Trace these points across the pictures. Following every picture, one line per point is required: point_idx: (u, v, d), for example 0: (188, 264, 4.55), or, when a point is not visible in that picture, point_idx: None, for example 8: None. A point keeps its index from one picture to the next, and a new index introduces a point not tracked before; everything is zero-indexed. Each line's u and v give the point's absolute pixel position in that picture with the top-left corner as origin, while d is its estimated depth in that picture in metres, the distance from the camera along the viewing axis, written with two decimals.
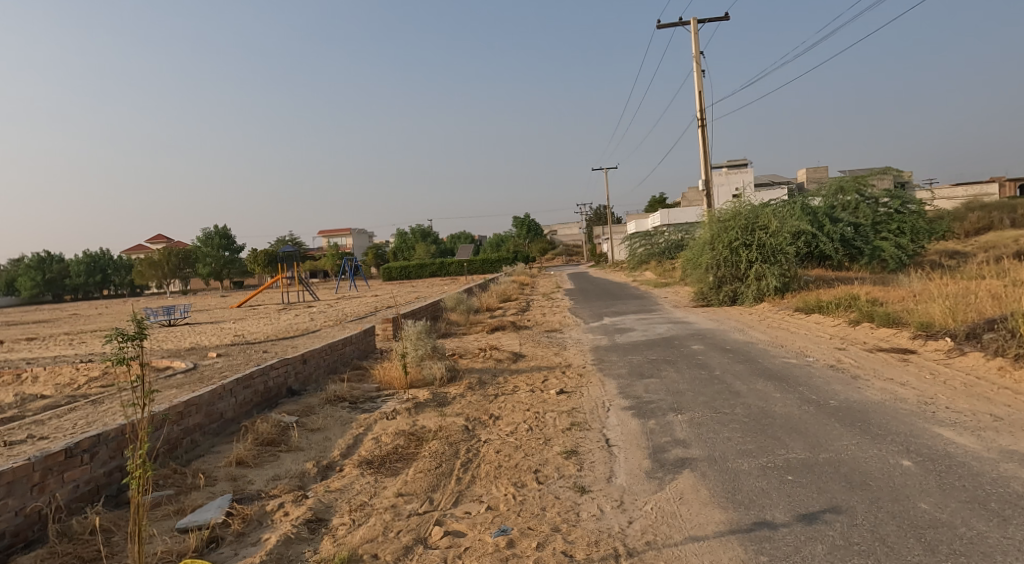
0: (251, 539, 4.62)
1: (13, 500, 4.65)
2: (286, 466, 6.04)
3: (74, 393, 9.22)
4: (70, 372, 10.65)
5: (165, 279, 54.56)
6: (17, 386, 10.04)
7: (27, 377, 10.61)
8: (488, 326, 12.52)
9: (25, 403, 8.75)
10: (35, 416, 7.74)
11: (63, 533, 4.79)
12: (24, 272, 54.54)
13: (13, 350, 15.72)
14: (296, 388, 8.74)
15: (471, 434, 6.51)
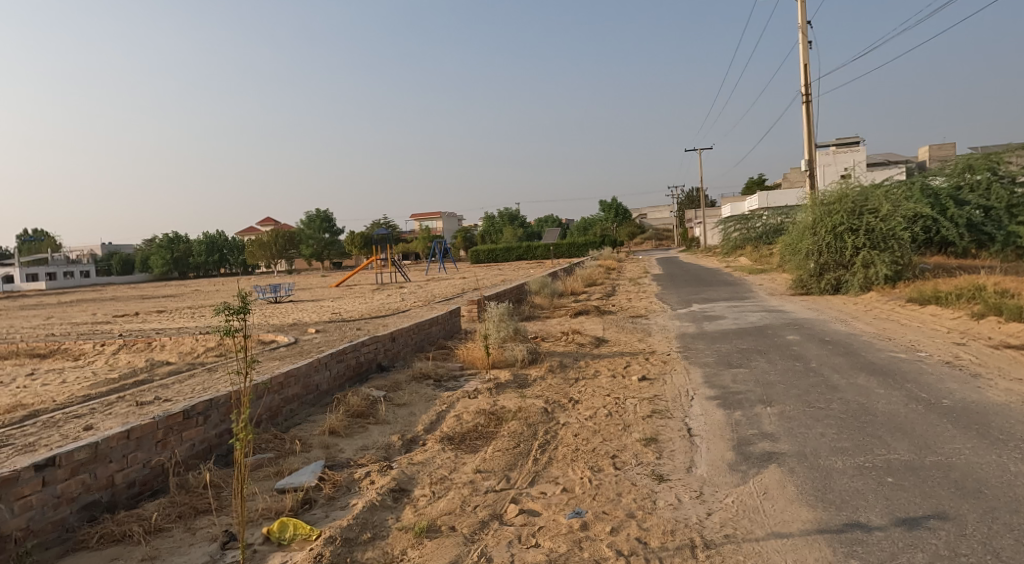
0: (340, 503, 4.80)
1: (142, 453, 5.05)
2: (374, 437, 6.24)
3: (194, 361, 9.98)
4: (192, 341, 11.46)
5: (274, 258, 58.01)
6: (147, 352, 10.99)
7: (156, 345, 11.38)
8: (571, 310, 12.39)
9: (153, 367, 9.57)
10: (161, 380, 8.43)
11: (181, 486, 5.17)
12: (156, 252, 59.64)
13: (145, 321, 17.23)
14: (385, 363, 9.01)
15: (550, 416, 6.46)
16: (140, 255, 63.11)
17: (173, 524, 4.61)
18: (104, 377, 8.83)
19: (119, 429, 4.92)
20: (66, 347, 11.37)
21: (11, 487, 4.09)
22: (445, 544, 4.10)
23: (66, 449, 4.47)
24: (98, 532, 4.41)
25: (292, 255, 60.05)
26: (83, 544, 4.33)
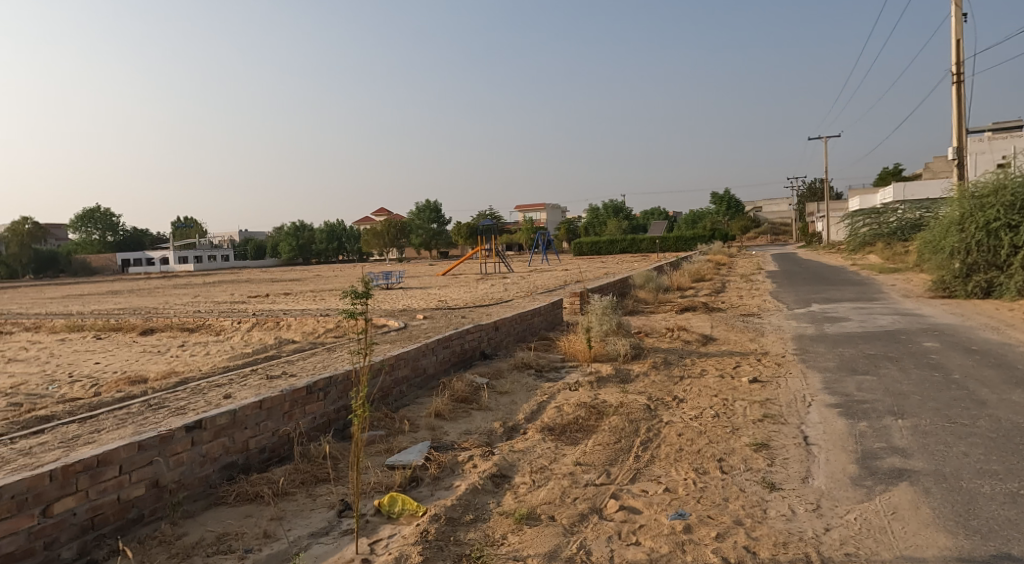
0: (445, 484, 4.91)
1: (272, 423, 5.43)
2: (477, 423, 6.33)
3: (314, 340, 10.58)
4: (314, 322, 12.10)
5: (387, 247, 60.51)
6: (274, 331, 11.77)
7: (283, 324, 12.07)
8: (678, 306, 11.99)
9: (279, 344, 10.24)
10: (285, 357, 9.01)
11: (304, 455, 5.48)
12: (284, 239, 63.92)
13: (273, 302, 18.50)
14: (487, 351, 9.13)
15: (652, 413, 6.27)
16: (270, 242, 67.86)
17: (296, 490, 4.90)
18: (238, 352, 9.57)
19: (253, 399, 5.30)
20: (209, 323, 12.32)
21: (167, 443, 4.44)
22: (544, 533, 4.07)
23: (210, 414, 4.85)
24: (236, 491, 4.77)
25: (403, 244, 62.42)
26: (223, 501, 4.68)
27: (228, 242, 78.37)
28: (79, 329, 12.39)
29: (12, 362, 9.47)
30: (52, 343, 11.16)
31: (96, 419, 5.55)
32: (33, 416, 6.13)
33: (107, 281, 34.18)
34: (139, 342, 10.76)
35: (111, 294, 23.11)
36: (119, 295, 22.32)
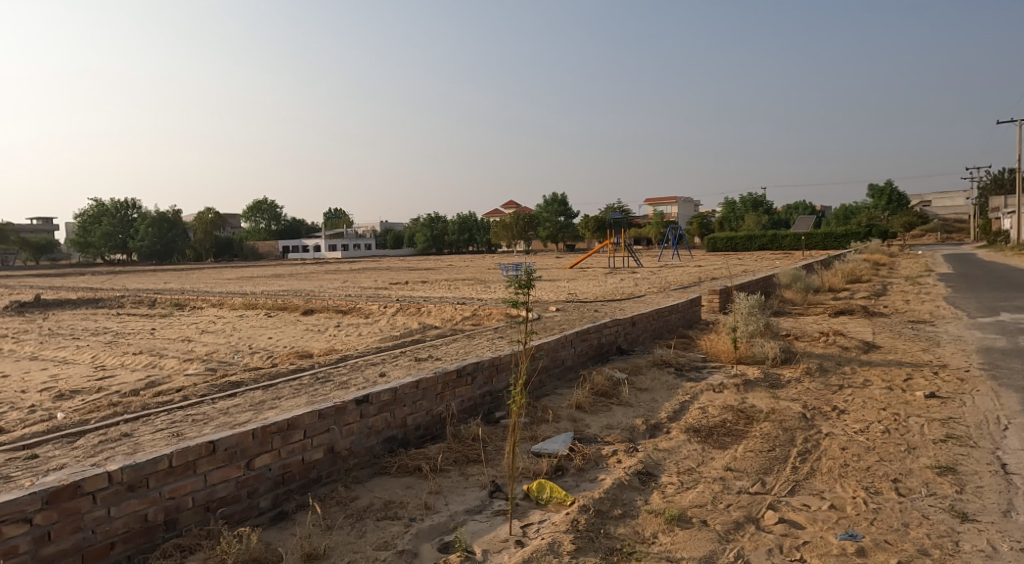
0: (589, 476, 4.90)
1: (425, 402, 5.71)
2: (618, 418, 6.27)
3: (454, 327, 10.98)
4: (452, 309, 12.54)
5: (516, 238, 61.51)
6: (416, 316, 12.35)
7: (424, 310, 12.63)
8: (832, 309, 11.18)
9: (423, 329, 10.73)
10: (429, 341, 9.42)
11: (455, 435, 5.72)
12: (419, 229, 66.91)
13: (412, 289, 19.44)
14: (624, 346, 9.02)
15: (809, 423, 5.89)
16: (407, 232, 71.29)
17: (450, 467, 5.13)
18: (386, 334, 10.13)
19: (410, 379, 5.63)
20: (358, 306, 13.16)
21: (342, 414, 4.84)
22: (698, 537, 3.95)
23: (375, 390, 5.22)
24: (398, 462, 5.09)
25: (530, 236, 63.21)
26: (386, 471, 5.01)
27: (370, 231, 83.28)
28: (253, 306, 13.75)
29: (201, 334, 10.69)
30: (231, 318, 12.47)
31: (275, 387, 6.16)
32: (224, 381, 6.88)
33: (273, 266, 37.60)
34: (301, 321, 11.72)
35: (277, 277, 25.43)
36: (282, 278, 24.51)
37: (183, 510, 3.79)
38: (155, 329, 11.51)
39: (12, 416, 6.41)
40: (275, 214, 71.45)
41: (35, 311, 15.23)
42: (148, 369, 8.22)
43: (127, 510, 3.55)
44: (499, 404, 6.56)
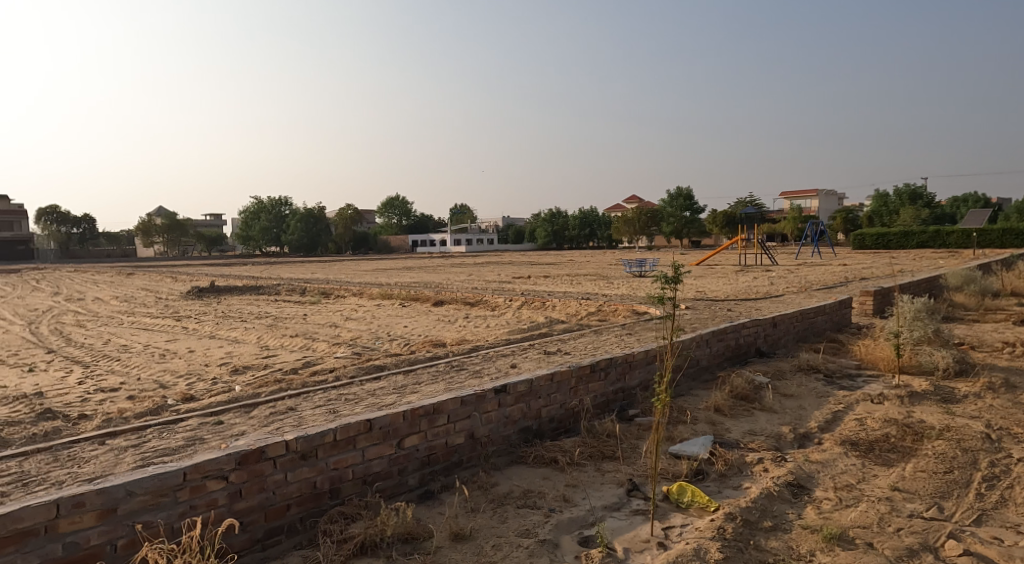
0: (734, 483, 4.67)
1: (560, 395, 5.72)
2: (762, 424, 5.94)
3: (582, 322, 10.93)
4: (577, 304, 12.44)
5: (638, 235, 60.34)
6: (543, 310, 12.42)
7: (550, 304, 12.66)
8: (1012, 317, 9.93)
9: (551, 323, 10.77)
10: (557, 335, 9.43)
11: (589, 430, 5.68)
12: (541, 225, 67.47)
13: (536, 283, 19.62)
14: (764, 349, 8.54)
15: (993, 445, 5.25)
16: (528, 227, 71.98)
17: (586, 461, 5.10)
18: (515, 327, 10.28)
19: (546, 371, 5.66)
20: (486, 298, 13.45)
21: (482, 402, 5.09)
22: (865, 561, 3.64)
23: (512, 380, 5.34)
24: (534, 453, 5.19)
25: (653, 231, 61.69)
26: (523, 461, 5.14)
27: (493, 226, 84.92)
28: (390, 296, 14.49)
29: (344, 320, 11.42)
30: (371, 307, 13.23)
31: (415, 373, 6.44)
32: (368, 366, 7.29)
33: (408, 259, 39.38)
34: (433, 312, 12.19)
35: (411, 269, 26.63)
36: (416, 270, 25.63)
37: (345, 481, 4.28)
38: (305, 315, 12.44)
39: (198, 387, 7.26)
40: (405, 210, 74.83)
41: (209, 296, 17.05)
42: (300, 351, 8.89)
43: (300, 476, 4.07)
44: (632, 402, 6.42)
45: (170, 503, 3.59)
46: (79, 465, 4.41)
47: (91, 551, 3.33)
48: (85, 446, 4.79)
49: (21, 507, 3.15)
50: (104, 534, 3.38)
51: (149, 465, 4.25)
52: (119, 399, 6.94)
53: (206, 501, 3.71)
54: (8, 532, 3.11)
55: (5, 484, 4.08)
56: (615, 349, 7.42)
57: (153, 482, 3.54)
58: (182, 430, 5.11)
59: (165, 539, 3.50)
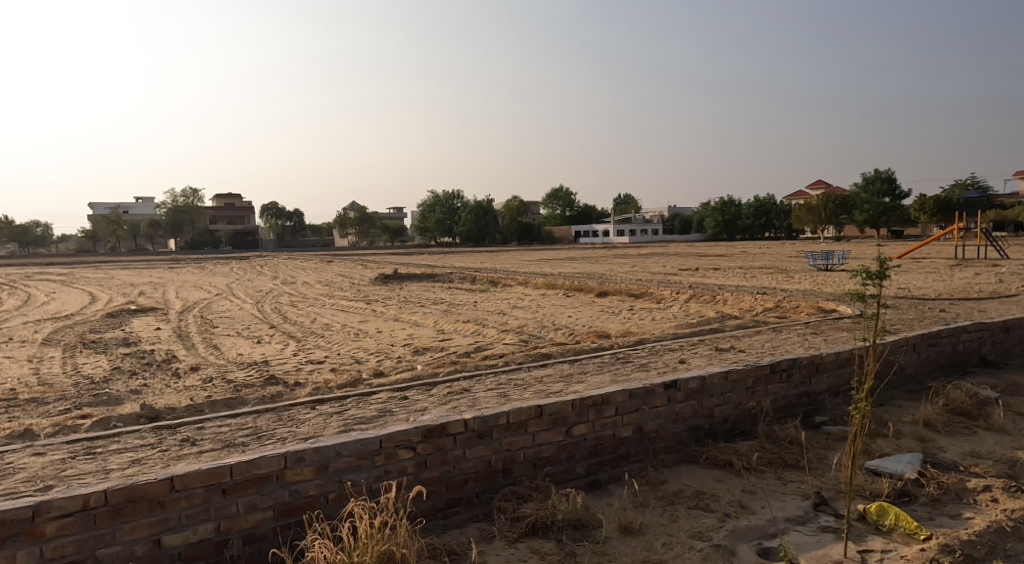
0: (951, 512, 4.07)
1: (734, 395, 5.43)
2: (988, 446, 5.12)
3: (759, 318, 10.23)
4: (751, 299, 11.57)
5: (823, 224, 54.96)
6: (714, 304, 11.81)
7: (720, 299, 11.95)
8: None
9: (724, 318, 10.21)
10: (732, 331, 8.89)
11: (769, 435, 5.27)
12: (711, 214, 64.39)
13: (707, 275, 18.71)
14: (990, 358, 7.37)
15: None
16: (697, 217, 68.70)
17: (766, 468, 4.74)
18: (685, 321, 9.88)
19: (719, 369, 5.41)
20: (652, 290, 13.05)
21: (650, 396, 5.06)
22: None
23: (683, 376, 5.21)
24: (706, 453, 4.99)
25: (843, 219, 56.00)
26: (695, 460, 4.97)
27: (660, 215, 82.53)
28: (555, 286, 14.64)
29: (513, 308, 11.75)
30: (538, 296, 13.46)
31: (580, 362, 6.45)
32: (536, 353, 7.43)
33: (575, 249, 39.49)
34: (598, 303, 12.12)
35: (577, 260, 26.75)
36: (581, 261, 25.66)
37: (517, 462, 4.61)
38: (476, 302, 13.00)
39: (387, 364, 7.90)
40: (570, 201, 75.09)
41: (393, 282, 18.44)
42: (473, 336, 9.30)
43: (476, 454, 4.48)
44: (819, 408, 5.87)
45: (369, 466, 4.18)
46: (296, 425, 4.99)
47: (310, 499, 4.01)
48: (301, 409, 5.45)
49: (261, 457, 3.88)
50: (319, 486, 4.03)
51: (350, 431, 4.68)
52: (323, 370, 7.79)
53: (398, 468, 4.26)
54: (253, 477, 3.86)
55: (245, 436, 4.77)
56: (798, 349, 6.79)
57: (356, 447, 4.14)
58: (374, 402, 5.58)
59: (366, 496, 4.08)
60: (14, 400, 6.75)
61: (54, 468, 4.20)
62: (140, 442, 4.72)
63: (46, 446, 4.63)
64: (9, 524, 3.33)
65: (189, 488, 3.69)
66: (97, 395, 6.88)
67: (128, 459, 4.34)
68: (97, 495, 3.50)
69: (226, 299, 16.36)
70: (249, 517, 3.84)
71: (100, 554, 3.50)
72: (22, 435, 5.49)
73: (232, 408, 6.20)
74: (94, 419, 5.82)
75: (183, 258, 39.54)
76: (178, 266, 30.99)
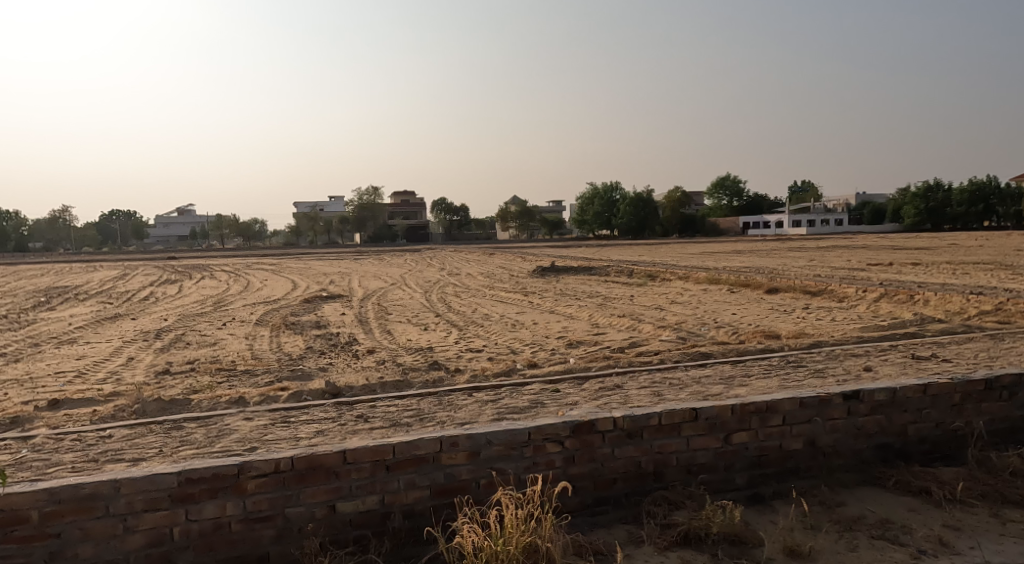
0: None
1: (936, 412, 4.63)
2: None
3: (971, 323, 8.71)
4: (961, 299, 9.93)
5: None
6: (912, 305, 10.31)
7: (919, 298, 10.39)
8: None
9: (925, 321, 8.84)
10: (934, 336, 7.66)
11: (981, 463, 4.41)
12: (912, 201, 56.95)
13: (904, 272, 16.46)
14: None
15: None
16: (894, 204, 61.07)
17: (976, 502, 3.96)
18: (875, 323, 8.70)
19: (916, 381, 4.64)
20: (833, 287, 11.73)
21: (827, 407, 4.46)
22: None
23: (869, 387, 4.53)
24: (895, 477, 4.29)
25: None
26: (881, 483, 4.29)
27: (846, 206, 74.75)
28: (718, 281, 13.75)
29: (673, 304, 11.19)
30: (700, 292, 12.70)
31: (745, 364, 5.89)
32: (696, 351, 6.95)
33: (747, 242, 37.00)
34: (769, 300, 11.14)
35: (747, 253, 25.00)
36: (748, 255, 23.99)
37: (669, 466, 4.27)
38: (635, 296, 12.57)
39: (540, 355, 7.86)
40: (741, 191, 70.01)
41: (550, 274, 18.49)
42: (629, 331, 8.96)
43: (626, 453, 4.21)
44: None
45: (518, 456, 4.09)
46: (454, 410, 5.06)
47: (462, 484, 3.99)
48: (460, 395, 5.52)
49: (420, 438, 3.94)
50: (471, 471, 4.01)
51: (502, 419, 4.63)
52: (480, 358, 7.93)
53: (546, 461, 4.12)
54: (412, 457, 3.92)
55: (409, 416, 4.91)
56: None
57: (506, 436, 4.07)
58: (527, 392, 5.51)
59: (514, 485, 3.98)
60: (232, 370, 7.64)
61: (257, 432, 4.60)
62: (324, 415, 5.05)
63: (253, 412, 5.11)
64: (219, 478, 3.64)
65: (359, 461, 3.84)
66: (293, 371, 7.58)
67: (313, 430, 4.65)
68: (286, 459, 3.73)
69: (398, 288, 17.45)
70: (408, 493, 3.91)
71: (288, 513, 3.73)
72: (237, 401, 6.04)
73: (401, 389, 6.47)
74: (289, 391, 6.33)
75: (364, 249, 43.12)
76: (359, 257, 33.73)
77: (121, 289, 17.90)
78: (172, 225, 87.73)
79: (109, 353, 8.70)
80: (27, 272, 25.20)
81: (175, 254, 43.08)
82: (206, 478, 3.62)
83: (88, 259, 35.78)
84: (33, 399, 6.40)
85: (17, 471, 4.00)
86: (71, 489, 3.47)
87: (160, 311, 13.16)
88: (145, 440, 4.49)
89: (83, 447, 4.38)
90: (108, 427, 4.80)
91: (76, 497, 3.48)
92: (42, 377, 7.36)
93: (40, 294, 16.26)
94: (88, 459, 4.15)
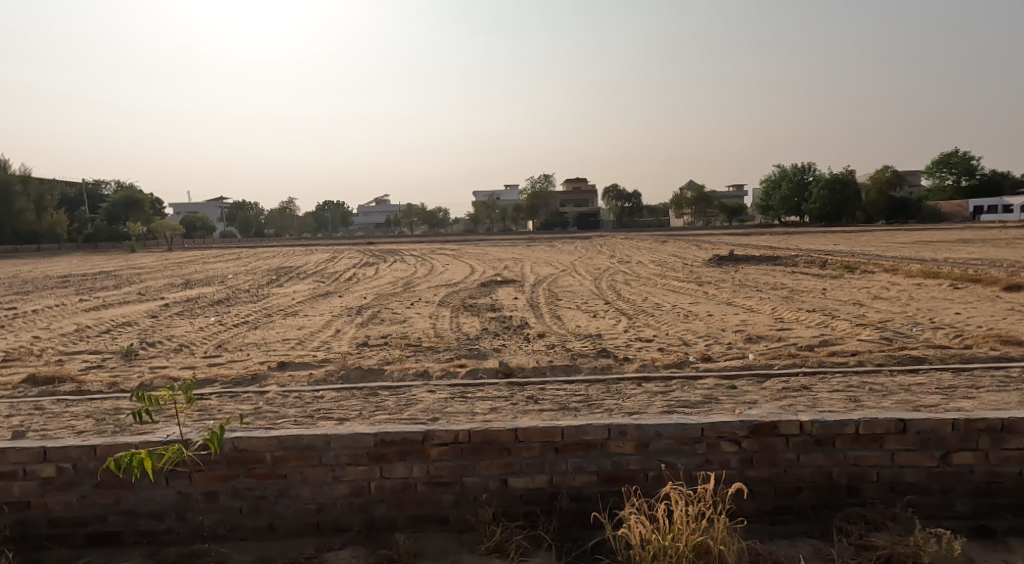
0: None
1: None
2: None
3: None
4: None
5: None
6: None
7: None
8: None
9: None
10: None
11: None
12: None
13: None
14: None
15: None
16: None
17: None
18: None
19: None
20: None
21: None
22: None
23: None
24: None
25: None
26: None
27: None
28: (935, 276, 11.97)
29: (877, 300, 9.94)
30: (911, 286, 11.16)
31: (971, 373, 5.03)
32: (906, 354, 6.08)
33: (974, 230, 32.00)
34: (1004, 300, 9.44)
35: (974, 243, 21.47)
36: (975, 244, 20.60)
37: (867, 482, 3.76)
38: (829, 290, 11.37)
39: (716, 349, 7.39)
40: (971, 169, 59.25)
41: (728, 264, 17.40)
42: (822, 328, 8.12)
43: (814, 461, 3.77)
44: None
45: (689, 451, 3.84)
46: (623, 399, 4.90)
47: (631, 474, 3.83)
48: (630, 384, 5.35)
49: (590, 423, 3.85)
50: (639, 462, 3.84)
51: (674, 412, 4.39)
52: (652, 348, 7.66)
53: (721, 460, 3.82)
54: (581, 441, 3.85)
55: (579, 401, 4.85)
56: None
57: (678, 430, 3.83)
58: (702, 386, 5.19)
59: (685, 481, 3.75)
60: (418, 346, 8.15)
61: (439, 404, 4.81)
62: (497, 393, 5.16)
63: (436, 385, 5.37)
64: (408, 442, 3.84)
65: (530, 440, 3.85)
66: (470, 349, 7.91)
67: (488, 406, 4.76)
68: (465, 432, 3.84)
69: (569, 274, 17.52)
70: (577, 477, 3.84)
71: (465, 481, 3.84)
72: (422, 373, 6.42)
73: (570, 374, 6.44)
74: (466, 368, 6.58)
75: (540, 236, 44.29)
76: (533, 243, 34.57)
77: (331, 270, 20.07)
78: (373, 213, 96.67)
79: (322, 325, 9.75)
80: (261, 254, 29.35)
81: (372, 239, 47.16)
82: (398, 440, 3.84)
83: (307, 244, 40.90)
84: (265, 360, 7.34)
85: (254, 420, 4.53)
86: (294, 438, 3.83)
87: (361, 290, 14.50)
88: (349, 403, 4.89)
89: (301, 404, 4.88)
90: (320, 388, 5.32)
91: (298, 446, 3.84)
92: (271, 342, 8.43)
93: (270, 273, 18.66)
94: (305, 415, 4.60)
